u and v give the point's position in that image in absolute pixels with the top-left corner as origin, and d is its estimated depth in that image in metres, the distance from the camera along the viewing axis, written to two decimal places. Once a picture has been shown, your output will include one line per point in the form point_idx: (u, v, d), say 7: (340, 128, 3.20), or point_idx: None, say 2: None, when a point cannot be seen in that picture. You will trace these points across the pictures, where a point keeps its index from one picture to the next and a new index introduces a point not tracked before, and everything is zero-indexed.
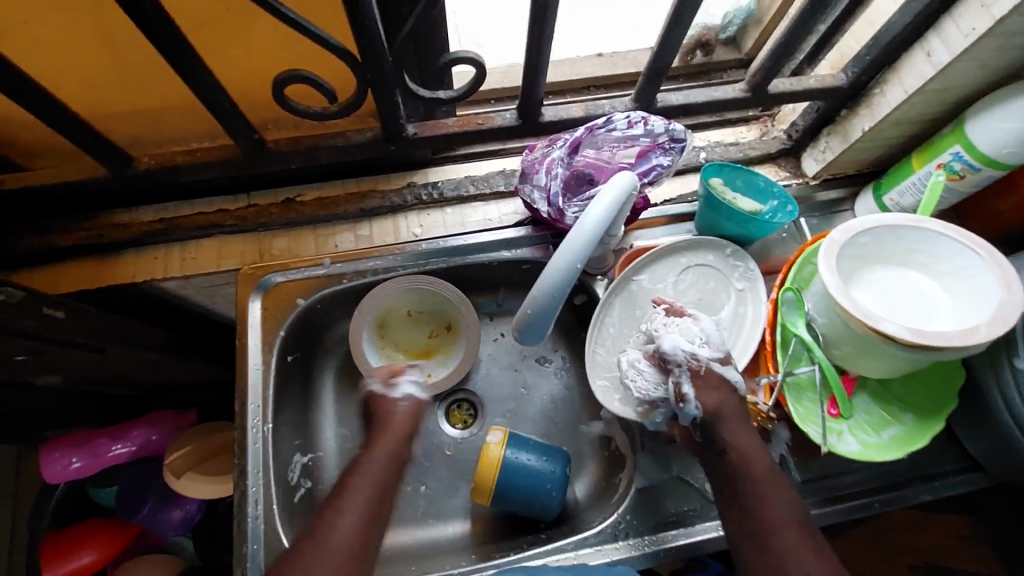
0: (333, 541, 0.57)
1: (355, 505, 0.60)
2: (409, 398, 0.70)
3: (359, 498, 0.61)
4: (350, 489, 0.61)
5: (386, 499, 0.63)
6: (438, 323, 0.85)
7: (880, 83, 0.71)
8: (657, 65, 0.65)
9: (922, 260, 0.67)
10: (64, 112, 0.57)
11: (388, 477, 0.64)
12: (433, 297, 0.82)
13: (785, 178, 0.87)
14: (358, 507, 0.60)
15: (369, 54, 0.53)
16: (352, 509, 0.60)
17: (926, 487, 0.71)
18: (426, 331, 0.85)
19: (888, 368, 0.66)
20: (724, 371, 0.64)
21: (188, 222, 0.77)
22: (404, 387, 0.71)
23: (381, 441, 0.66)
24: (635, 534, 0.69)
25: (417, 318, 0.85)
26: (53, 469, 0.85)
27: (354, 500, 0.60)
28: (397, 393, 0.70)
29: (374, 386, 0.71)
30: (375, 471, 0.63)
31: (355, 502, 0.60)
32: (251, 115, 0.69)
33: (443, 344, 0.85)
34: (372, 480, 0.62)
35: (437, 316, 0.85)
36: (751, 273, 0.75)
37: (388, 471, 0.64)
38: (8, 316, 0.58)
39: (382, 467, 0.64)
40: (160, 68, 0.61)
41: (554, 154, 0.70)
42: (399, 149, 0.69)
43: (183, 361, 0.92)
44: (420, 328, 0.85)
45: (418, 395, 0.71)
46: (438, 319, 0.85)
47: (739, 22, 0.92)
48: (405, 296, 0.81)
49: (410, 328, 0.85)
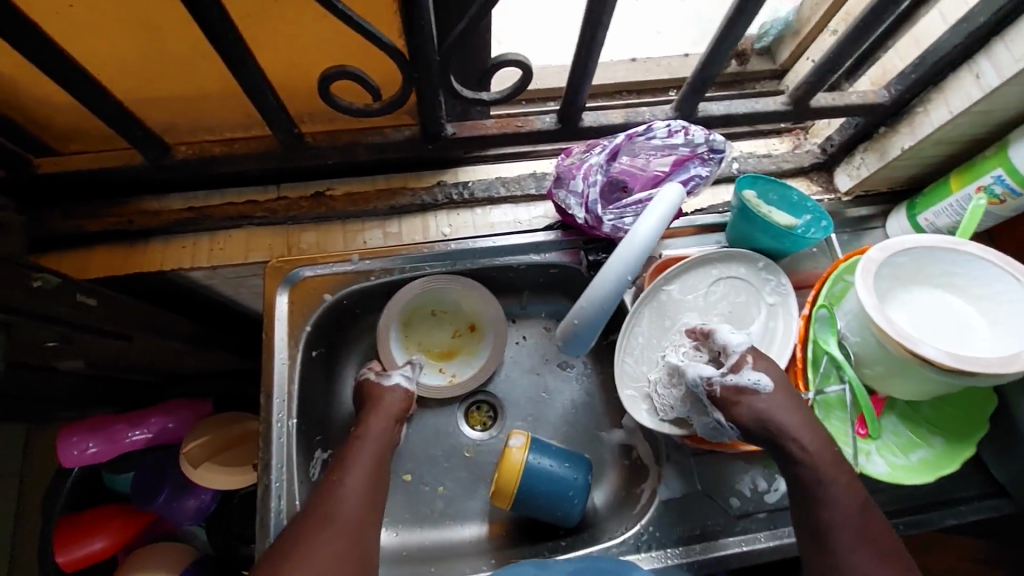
0: (336, 508, 0.56)
1: (354, 473, 0.59)
2: (399, 390, 0.68)
3: (359, 468, 0.60)
4: (348, 460, 0.61)
5: (383, 472, 0.62)
6: (461, 322, 0.86)
7: (924, 102, 0.70)
8: (704, 74, 0.65)
9: (959, 283, 0.67)
10: (107, 99, 0.56)
11: (385, 449, 0.63)
12: (458, 296, 0.83)
13: (816, 193, 0.86)
14: (356, 474, 0.59)
15: (418, 53, 0.53)
16: (353, 478, 0.59)
17: (952, 511, 0.71)
18: (450, 331, 0.86)
19: (920, 389, 0.66)
20: (739, 380, 0.61)
21: (218, 212, 0.77)
22: (393, 377, 0.69)
23: (375, 416, 0.65)
24: (657, 546, 0.69)
25: (443, 318, 0.85)
26: (70, 454, 0.85)
27: (354, 469, 0.59)
28: (387, 382, 0.68)
29: (366, 375, 0.70)
30: (372, 443, 0.62)
31: (361, 465, 0.60)
32: (289, 106, 0.69)
33: (467, 344, 0.86)
34: (370, 451, 0.62)
35: (462, 316, 0.85)
36: (783, 288, 0.75)
37: (385, 444, 0.63)
38: (44, 303, 0.57)
39: (380, 440, 0.63)
40: (204, 57, 0.61)
41: (592, 160, 0.69)
42: (436, 148, 0.70)
43: (205, 350, 0.91)
44: (444, 329, 0.86)
45: (406, 387, 0.69)
46: (462, 319, 0.85)
47: (776, 33, 0.90)
48: (431, 296, 0.82)
49: (433, 328, 0.85)
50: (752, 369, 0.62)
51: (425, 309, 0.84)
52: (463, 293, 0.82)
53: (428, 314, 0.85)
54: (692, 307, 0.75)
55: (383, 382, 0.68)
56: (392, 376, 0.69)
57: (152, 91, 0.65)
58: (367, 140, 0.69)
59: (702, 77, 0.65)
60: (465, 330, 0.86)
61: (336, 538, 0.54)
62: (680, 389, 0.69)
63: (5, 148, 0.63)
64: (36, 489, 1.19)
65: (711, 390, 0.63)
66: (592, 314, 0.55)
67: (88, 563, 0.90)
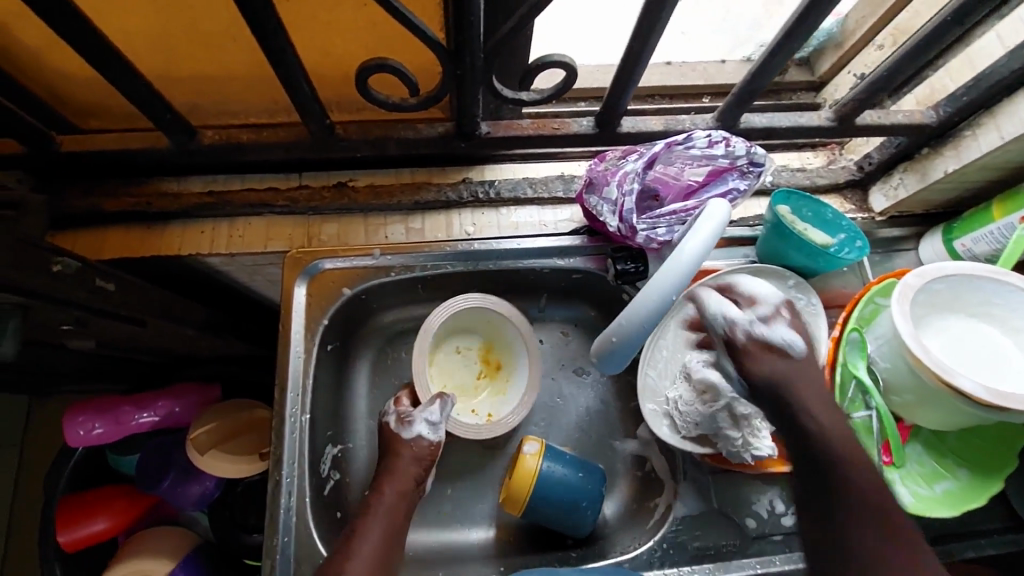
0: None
1: (364, 548, 0.57)
2: (421, 442, 0.66)
3: (368, 544, 0.58)
4: (358, 534, 0.59)
5: (394, 546, 0.60)
6: (487, 362, 0.83)
7: (973, 125, 0.68)
8: (750, 86, 0.65)
9: (997, 313, 0.65)
10: (138, 80, 0.54)
11: (399, 520, 0.61)
12: (483, 318, 0.81)
13: (849, 211, 0.84)
14: (367, 549, 0.57)
15: (463, 50, 0.51)
16: (362, 554, 0.57)
17: (970, 544, 0.69)
18: (475, 368, 0.82)
19: (951, 421, 0.64)
20: (770, 334, 0.56)
21: (238, 198, 0.75)
22: (414, 428, 0.67)
23: (390, 483, 0.63)
24: (670, 564, 0.68)
25: (468, 355, 0.83)
26: (76, 434, 0.83)
27: (364, 544, 0.57)
28: (407, 434, 0.66)
29: (390, 418, 0.68)
30: (383, 516, 0.60)
31: (368, 539, 0.58)
32: (321, 93, 0.67)
33: (493, 383, 0.82)
34: (382, 521, 0.60)
35: (486, 354, 0.83)
36: (813, 307, 0.73)
37: (398, 515, 0.61)
38: (65, 285, 0.56)
39: (392, 511, 0.61)
40: (237, 39, 0.59)
41: (628, 167, 0.68)
42: (468, 147, 0.69)
43: (217, 337, 0.90)
44: (469, 370, 0.82)
45: (429, 438, 0.67)
46: (487, 357, 0.83)
47: (817, 43, 0.87)
48: (456, 325, 0.81)
49: (459, 369, 0.81)
50: (784, 325, 0.57)
51: (449, 342, 0.82)
52: (492, 323, 0.81)
53: (451, 351, 0.82)
54: None
55: (404, 433, 0.67)
56: (414, 427, 0.67)
57: (180, 71, 0.63)
58: (398, 134, 0.68)
59: (748, 90, 0.65)
60: (490, 368, 0.83)
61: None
62: (712, 408, 0.67)
63: (28, 123, 0.61)
64: (37, 462, 1.19)
65: (732, 335, 0.57)
66: (633, 331, 0.51)
67: (90, 544, 0.89)
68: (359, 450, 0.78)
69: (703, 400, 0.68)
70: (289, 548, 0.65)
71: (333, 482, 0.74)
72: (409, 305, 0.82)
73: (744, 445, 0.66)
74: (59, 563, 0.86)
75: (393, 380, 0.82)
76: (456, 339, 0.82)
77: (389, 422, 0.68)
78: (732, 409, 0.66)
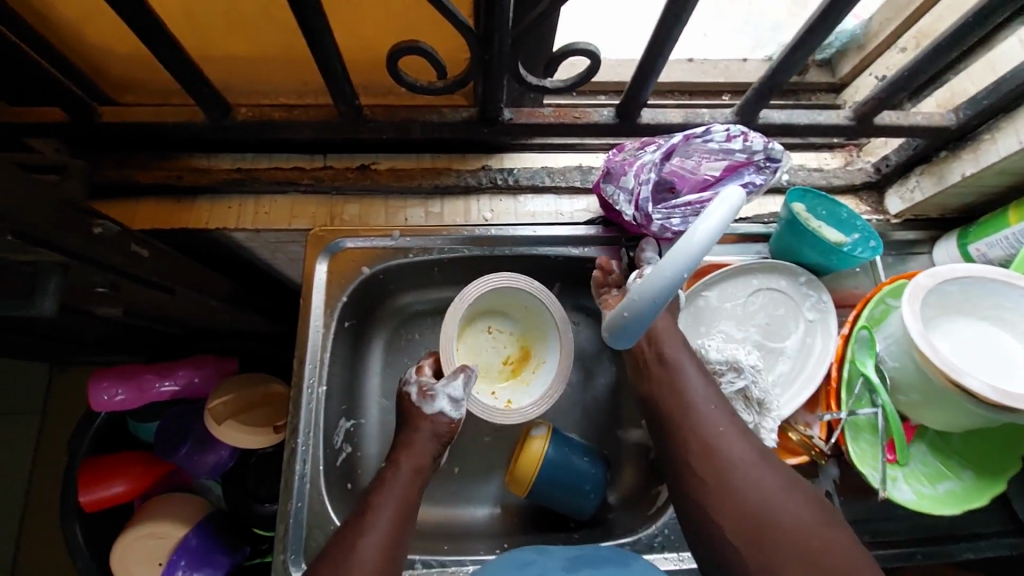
0: (356, 562, 0.55)
1: (379, 522, 0.58)
2: (440, 418, 0.67)
3: (382, 520, 0.58)
4: (373, 508, 0.60)
5: (407, 522, 0.60)
6: (514, 350, 0.83)
7: (992, 130, 0.69)
8: (770, 83, 0.66)
9: (1007, 317, 0.65)
10: (181, 55, 0.57)
11: (411, 496, 0.62)
12: (518, 305, 0.81)
13: (864, 212, 0.85)
14: (382, 524, 0.58)
15: (491, 36, 0.53)
16: (376, 529, 0.58)
17: (970, 545, 0.70)
18: (504, 354, 0.83)
19: (956, 421, 0.65)
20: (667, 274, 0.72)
21: (266, 175, 0.78)
22: (435, 404, 0.67)
23: (406, 457, 0.64)
24: (670, 548, 0.69)
25: (499, 338, 0.83)
26: (99, 399, 0.86)
27: (378, 520, 0.58)
28: (428, 409, 0.66)
29: (409, 387, 0.69)
30: (396, 493, 0.62)
31: (384, 510, 0.59)
32: (352, 76, 0.70)
33: (518, 372, 0.82)
34: (396, 496, 0.61)
35: (518, 342, 0.83)
36: (823, 304, 0.74)
37: (411, 491, 0.63)
38: (103, 249, 0.59)
39: (406, 487, 0.62)
40: (273, 19, 0.61)
41: (646, 157, 0.69)
42: (490, 133, 0.71)
43: (237, 311, 0.93)
44: (496, 354, 0.82)
45: (450, 416, 0.67)
46: (518, 345, 0.83)
47: (839, 45, 0.87)
48: (490, 306, 0.81)
49: (486, 350, 0.82)
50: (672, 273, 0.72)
51: (482, 322, 0.82)
52: (530, 312, 0.81)
53: (481, 331, 0.82)
54: (729, 316, 0.75)
55: (425, 408, 0.67)
56: (435, 403, 0.67)
57: (216, 48, 0.65)
58: (423, 117, 0.70)
59: (769, 84, 0.66)
60: (521, 356, 0.83)
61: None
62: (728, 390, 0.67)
63: (72, 94, 0.64)
64: (57, 428, 1.23)
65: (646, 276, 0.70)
66: (645, 306, 0.53)
67: (108, 505, 0.92)
68: (371, 426, 0.80)
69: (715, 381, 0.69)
70: (302, 513, 0.67)
71: (345, 455, 0.76)
72: (425, 288, 0.84)
73: (754, 429, 0.67)
74: (78, 523, 0.90)
75: (405, 360, 0.84)
76: (491, 322, 0.83)
77: (411, 393, 0.68)
78: (746, 392, 0.67)
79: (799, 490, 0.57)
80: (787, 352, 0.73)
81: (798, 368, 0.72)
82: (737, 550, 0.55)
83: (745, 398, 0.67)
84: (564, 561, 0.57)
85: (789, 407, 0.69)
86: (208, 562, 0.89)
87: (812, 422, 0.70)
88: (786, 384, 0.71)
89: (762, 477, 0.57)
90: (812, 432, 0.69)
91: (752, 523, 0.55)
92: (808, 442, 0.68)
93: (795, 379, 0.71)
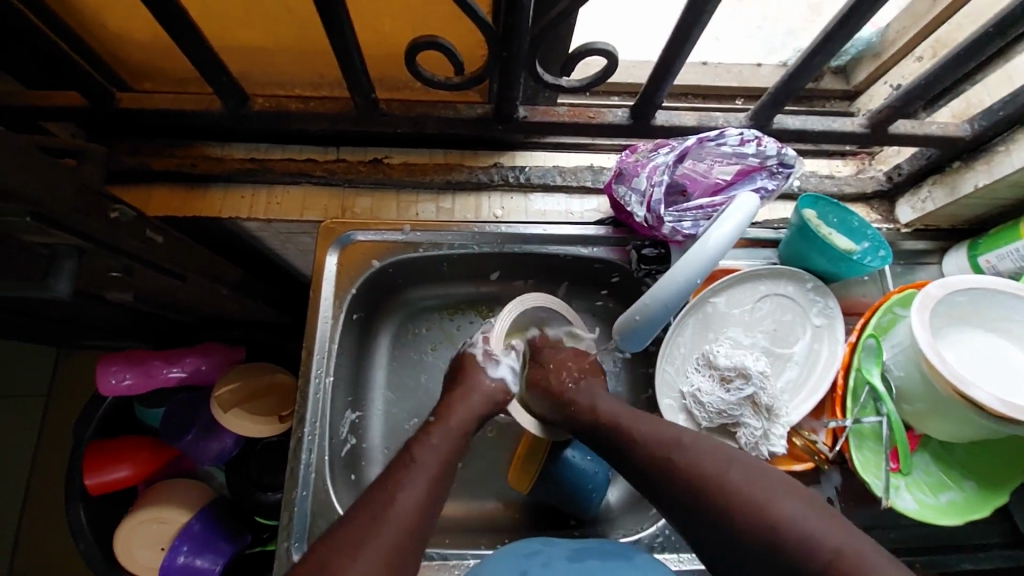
0: (389, 520, 0.50)
1: (414, 484, 0.54)
2: (501, 384, 0.70)
3: (421, 480, 0.55)
4: (414, 465, 0.56)
5: (443, 487, 0.56)
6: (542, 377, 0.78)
7: (1006, 142, 0.69)
8: (786, 88, 0.66)
9: (1016, 330, 0.65)
10: (203, 45, 0.57)
11: (450, 460, 0.59)
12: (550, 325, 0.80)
13: (874, 220, 0.85)
14: (419, 482, 0.54)
15: (511, 34, 0.53)
16: (414, 487, 0.54)
17: (971, 556, 0.70)
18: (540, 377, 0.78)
19: (960, 432, 0.65)
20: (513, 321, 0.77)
21: (279, 166, 0.78)
22: (498, 369, 0.70)
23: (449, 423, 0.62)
24: (670, 550, 0.70)
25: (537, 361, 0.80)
26: (107, 383, 0.86)
27: (416, 478, 0.55)
28: (493, 372, 0.70)
29: (476, 349, 0.72)
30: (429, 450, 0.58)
31: (416, 481, 0.54)
32: (371, 68, 0.70)
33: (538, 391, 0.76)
34: (438, 457, 0.58)
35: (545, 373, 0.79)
36: (830, 310, 0.74)
37: (451, 458, 0.59)
38: (119, 233, 0.59)
39: (450, 447, 0.60)
40: (294, 10, 0.61)
41: (659, 160, 0.69)
42: (504, 130, 0.72)
43: (247, 300, 0.93)
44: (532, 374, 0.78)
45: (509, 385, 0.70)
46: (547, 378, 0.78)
47: (855, 52, 0.87)
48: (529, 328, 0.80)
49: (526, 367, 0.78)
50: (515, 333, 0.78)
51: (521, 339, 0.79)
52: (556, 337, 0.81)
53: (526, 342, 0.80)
54: (737, 322, 0.75)
55: (490, 369, 0.70)
56: (499, 367, 0.71)
57: (236, 38, 0.65)
58: (438, 113, 0.70)
59: (785, 90, 0.66)
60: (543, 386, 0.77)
61: (379, 559, 0.47)
62: (738, 395, 0.67)
63: (94, 82, 0.64)
64: (62, 411, 1.24)
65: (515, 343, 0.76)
66: (654, 311, 0.58)
67: (112, 489, 0.92)
68: (375, 417, 0.80)
69: (723, 387, 0.69)
70: (306, 502, 0.67)
71: (350, 446, 0.76)
72: (435, 284, 0.84)
73: (763, 435, 0.66)
74: (83, 505, 0.90)
75: (412, 353, 0.84)
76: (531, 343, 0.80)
77: (476, 354, 0.71)
78: (755, 400, 0.67)
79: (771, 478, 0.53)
80: (794, 358, 0.73)
81: (805, 376, 0.72)
82: (720, 528, 0.51)
83: (753, 405, 0.67)
84: (569, 550, 0.57)
85: (797, 413, 0.69)
86: (209, 548, 0.89)
87: (817, 429, 0.70)
88: (793, 391, 0.71)
89: (738, 472, 0.54)
90: (817, 437, 0.69)
91: (725, 506, 0.51)
92: (812, 448, 0.68)
93: (802, 388, 0.71)
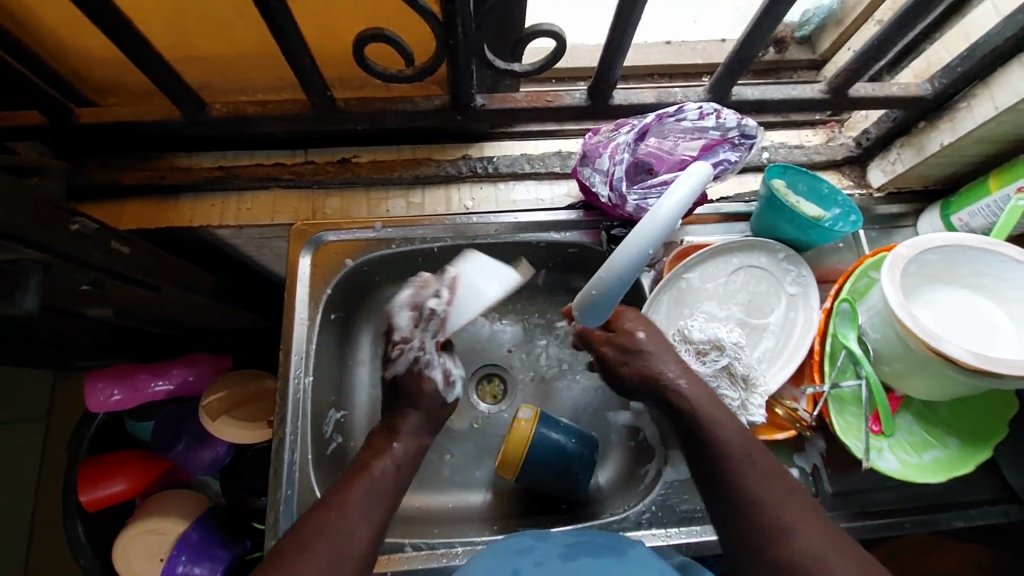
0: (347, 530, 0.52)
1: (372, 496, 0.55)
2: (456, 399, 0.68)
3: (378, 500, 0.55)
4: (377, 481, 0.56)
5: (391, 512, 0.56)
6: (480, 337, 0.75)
7: (968, 97, 0.68)
8: (740, 56, 0.66)
9: (992, 286, 0.65)
10: (153, 54, 0.58)
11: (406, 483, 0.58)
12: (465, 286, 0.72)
13: (847, 187, 0.85)
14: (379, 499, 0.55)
15: (453, 19, 0.53)
16: (372, 510, 0.54)
17: (960, 514, 0.70)
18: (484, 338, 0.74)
19: (939, 389, 0.65)
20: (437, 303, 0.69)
21: (247, 172, 0.79)
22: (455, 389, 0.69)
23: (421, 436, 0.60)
24: (658, 525, 0.69)
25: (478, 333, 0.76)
26: (95, 399, 0.87)
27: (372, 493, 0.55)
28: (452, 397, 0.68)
29: (436, 374, 0.66)
30: (389, 474, 0.58)
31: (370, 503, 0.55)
32: (326, 70, 0.70)
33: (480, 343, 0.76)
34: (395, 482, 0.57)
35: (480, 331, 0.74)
36: (804, 279, 0.74)
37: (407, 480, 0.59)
38: (83, 244, 0.60)
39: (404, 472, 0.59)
40: (244, 16, 0.62)
41: (620, 138, 0.70)
42: (464, 120, 0.71)
43: (229, 308, 0.94)
44: None
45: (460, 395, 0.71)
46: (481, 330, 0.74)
47: (818, 20, 0.87)
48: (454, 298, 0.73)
49: None
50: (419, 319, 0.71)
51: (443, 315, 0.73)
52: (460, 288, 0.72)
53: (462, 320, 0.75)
54: (711, 296, 0.75)
55: (450, 397, 0.68)
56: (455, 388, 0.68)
57: (189, 48, 0.66)
58: (397, 107, 0.70)
59: (738, 60, 0.65)
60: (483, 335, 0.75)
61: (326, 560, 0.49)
62: (714, 367, 0.67)
63: (51, 101, 0.65)
64: (60, 433, 1.25)
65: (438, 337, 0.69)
66: (613, 281, 0.53)
67: (110, 504, 0.93)
68: (360, 415, 0.80)
69: (700, 360, 0.68)
70: (292, 500, 0.67)
71: (336, 444, 0.76)
72: None
73: (742, 406, 0.66)
74: (80, 519, 0.91)
75: None
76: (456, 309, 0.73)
77: (436, 379, 0.66)
78: (731, 371, 0.66)
79: (816, 516, 0.51)
80: (770, 328, 0.73)
81: (782, 344, 0.72)
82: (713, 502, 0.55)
83: (729, 376, 0.67)
84: (562, 547, 0.57)
85: (775, 381, 0.69)
86: (208, 556, 0.89)
87: (798, 396, 0.70)
88: (771, 360, 0.71)
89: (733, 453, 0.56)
90: (798, 405, 0.69)
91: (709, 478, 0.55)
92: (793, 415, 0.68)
93: (778, 357, 0.71)
